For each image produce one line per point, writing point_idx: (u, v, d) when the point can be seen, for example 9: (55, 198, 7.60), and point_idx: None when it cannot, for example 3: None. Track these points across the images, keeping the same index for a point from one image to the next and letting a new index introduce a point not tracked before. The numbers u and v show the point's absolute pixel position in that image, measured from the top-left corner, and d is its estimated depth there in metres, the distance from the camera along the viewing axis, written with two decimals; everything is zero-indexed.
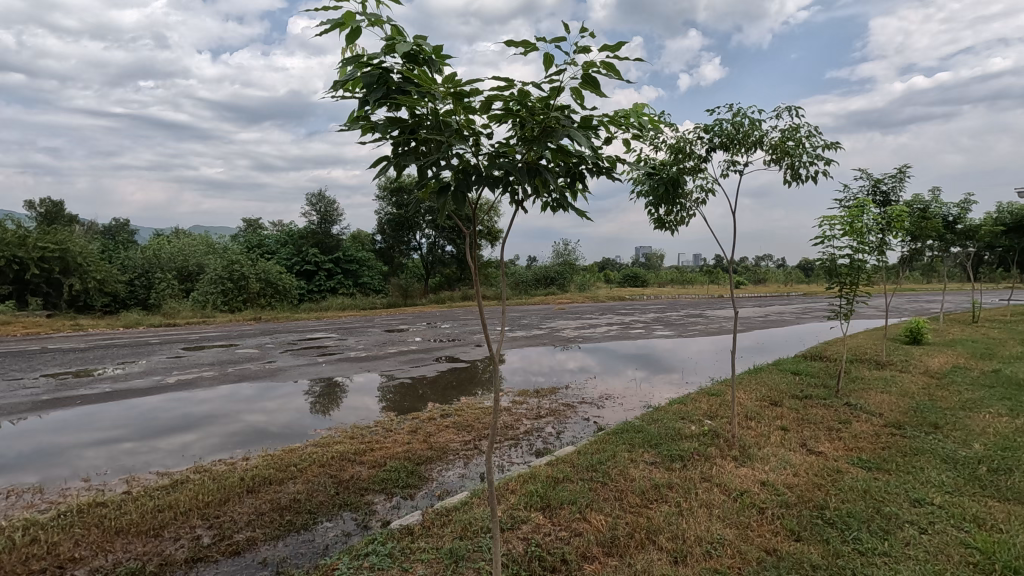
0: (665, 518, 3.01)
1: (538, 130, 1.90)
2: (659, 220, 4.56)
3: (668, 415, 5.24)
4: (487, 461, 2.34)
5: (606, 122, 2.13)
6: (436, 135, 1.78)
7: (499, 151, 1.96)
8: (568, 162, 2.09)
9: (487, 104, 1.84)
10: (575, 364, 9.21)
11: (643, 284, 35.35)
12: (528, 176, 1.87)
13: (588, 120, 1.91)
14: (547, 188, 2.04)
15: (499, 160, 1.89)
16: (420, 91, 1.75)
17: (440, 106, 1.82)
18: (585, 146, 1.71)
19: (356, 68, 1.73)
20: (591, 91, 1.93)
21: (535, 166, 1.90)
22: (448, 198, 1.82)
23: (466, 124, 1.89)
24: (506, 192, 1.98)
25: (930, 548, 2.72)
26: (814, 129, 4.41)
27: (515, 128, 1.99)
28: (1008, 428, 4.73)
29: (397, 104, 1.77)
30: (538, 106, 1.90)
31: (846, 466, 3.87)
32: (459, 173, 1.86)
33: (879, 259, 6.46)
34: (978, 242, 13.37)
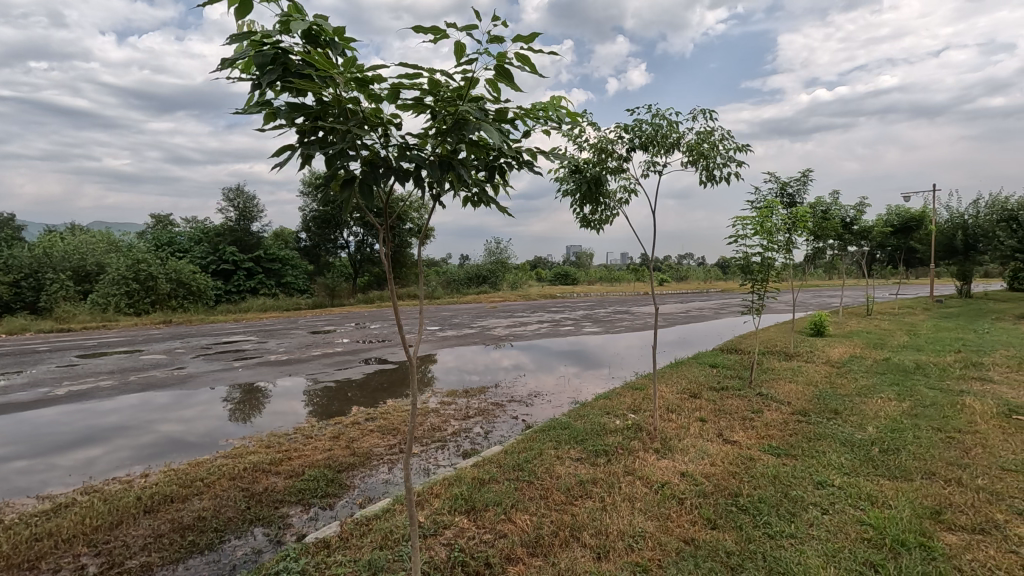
0: (589, 514, 3.05)
1: (451, 121, 1.83)
2: (584, 219, 4.62)
3: (594, 410, 5.35)
4: (406, 466, 2.25)
5: (522, 114, 2.09)
6: (340, 122, 1.67)
7: (411, 143, 1.88)
8: (485, 156, 2.03)
9: (396, 93, 1.76)
10: (508, 362, 9.21)
11: (574, 282, 36.13)
12: (442, 171, 1.80)
13: (503, 112, 1.86)
14: (463, 183, 1.97)
15: (410, 152, 1.81)
16: (320, 76, 1.65)
17: (342, 92, 1.71)
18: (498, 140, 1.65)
19: (248, 47, 1.58)
20: (506, 82, 1.87)
21: (447, 160, 1.83)
22: (354, 191, 1.71)
23: (375, 113, 1.80)
24: (419, 187, 1.90)
25: (830, 527, 2.91)
26: (726, 133, 4.63)
27: (428, 120, 1.91)
28: (897, 411, 5.20)
29: (297, 89, 1.65)
30: (451, 97, 1.83)
31: (757, 454, 4.10)
32: (367, 165, 1.75)
33: (786, 257, 6.92)
34: (870, 242, 14.72)
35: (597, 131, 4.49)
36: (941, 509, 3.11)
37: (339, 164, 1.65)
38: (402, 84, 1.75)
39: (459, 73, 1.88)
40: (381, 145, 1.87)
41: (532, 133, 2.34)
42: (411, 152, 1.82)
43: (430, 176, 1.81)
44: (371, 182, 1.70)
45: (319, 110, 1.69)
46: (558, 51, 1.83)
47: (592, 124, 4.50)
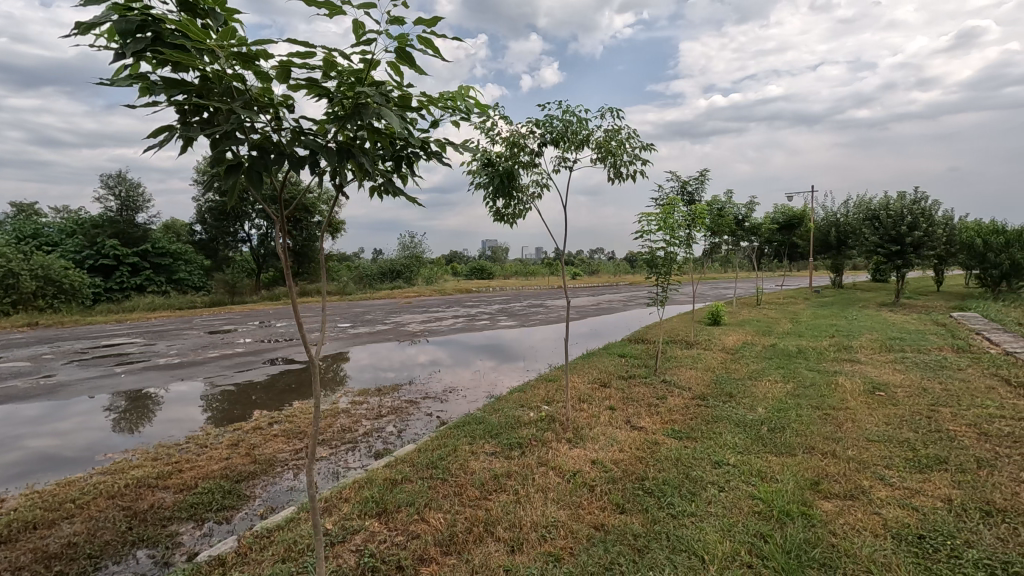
0: (503, 508, 3.07)
1: (351, 106, 1.73)
2: (498, 213, 4.63)
3: (509, 404, 5.40)
4: (309, 476, 2.15)
5: (427, 101, 2.02)
6: (223, 102, 1.53)
7: (308, 128, 1.76)
8: (390, 143, 1.95)
9: (288, 73, 1.64)
10: (424, 358, 9.06)
11: (490, 276, 36.29)
12: (341, 159, 1.71)
13: (407, 98, 1.79)
14: (367, 171, 1.88)
15: (307, 137, 1.70)
16: (198, 47, 1.49)
17: (225, 67, 1.56)
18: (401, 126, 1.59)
19: (111, 11, 1.41)
20: (410, 66, 1.80)
21: (347, 147, 1.74)
22: (241, 178, 1.58)
23: (265, 93, 1.67)
24: (317, 175, 1.79)
25: (726, 503, 3.13)
26: (632, 132, 4.81)
27: (326, 103, 1.80)
28: (782, 392, 5.72)
29: (172, 62, 1.49)
30: (350, 80, 1.74)
31: (662, 438, 4.33)
32: (257, 149, 1.62)
33: (687, 251, 7.35)
34: (759, 238, 16.01)
35: (509, 125, 4.49)
36: (819, 479, 3.44)
37: (224, 147, 1.51)
38: (294, 63, 1.63)
39: (358, 55, 1.79)
40: (275, 128, 1.75)
41: (440, 122, 2.29)
42: (307, 137, 1.71)
43: (327, 164, 1.71)
44: (261, 168, 1.57)
45: (199, 86, 1.55)
46: (462, 37, 1.78)
47: (504, 118, 4.51)
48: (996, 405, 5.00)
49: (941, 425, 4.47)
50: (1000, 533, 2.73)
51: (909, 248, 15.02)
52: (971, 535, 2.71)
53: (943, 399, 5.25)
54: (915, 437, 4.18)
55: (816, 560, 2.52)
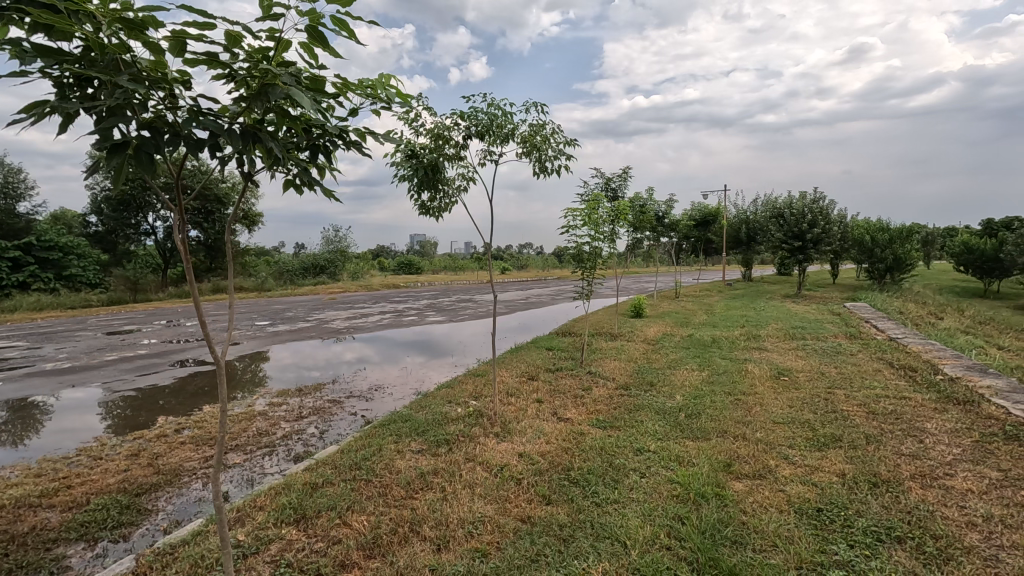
0: (429, 506, 3.03)
1: (258, 87, 1.62)
2: (423, 206, 4.54)
3: (436, 400, 5.34)
4: (215, 488, 2.07)
5: (342, 86, 1.93)
6: (106, 73, 1.38)
7: (208, 108, 1.63)
8: (302, 129, 1.84)
9: (184, 46, 1.51)
10: (350, 356, 8.78)
11: (418, 271, 35.77)
12: (246, 142, 1.59)
13: (319, 81, 1.70)
14: (277, 158, 1.77)
15: (207, 118, 1.57)
16: (73, 9, 1.34)
17: (110, 36, 1.42)
18: (310, 109, 1.49)
19: None
20: (323, 47, 1.70)
21: (253, 131, 1.62)
22: (130, 159, 1.43)
23: (159, 68, 1.53)
24: (219, 160, 1.66)
25: (647, 489, 3.26)
26: (557, 127, 4.87)
27: (231, 83, 1.68)
28: (698, 379, 6.05)
29: (43, 25, 1.33)
30: (257, 58, 1.63)
31: (587, 428, 4.44)
32: (149, 128, 1.48)
33: (610, 246, 7.57)
34: (677, 234, 16.78)
35: (433, 116, 4.41)
36: (731, 461, 3.66)
37: (107, 122, 1.36)
38: (189, 35, 1.50)
39: (266, 33, 1.68)
40: (169, 106, 1.60)
41: (359, 111, 2.19)
42: (207, 118, 1.58)
43: (231, 147, 1.58)
44: (151, 149, 1.43)
45: (79, 57, 1.39)
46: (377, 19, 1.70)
47: (428, 108, 4.42)
48: (881, 386, 5.55)
49: (835, 406, 4.90)
50: (885, 502, 3.02)
51: (809, 244, 16.27)
52: (861, 505, 2.98)
53: (837, 382, 5.76)
54: (815, 418, 4.55)
55: (728, 537, 2.68)
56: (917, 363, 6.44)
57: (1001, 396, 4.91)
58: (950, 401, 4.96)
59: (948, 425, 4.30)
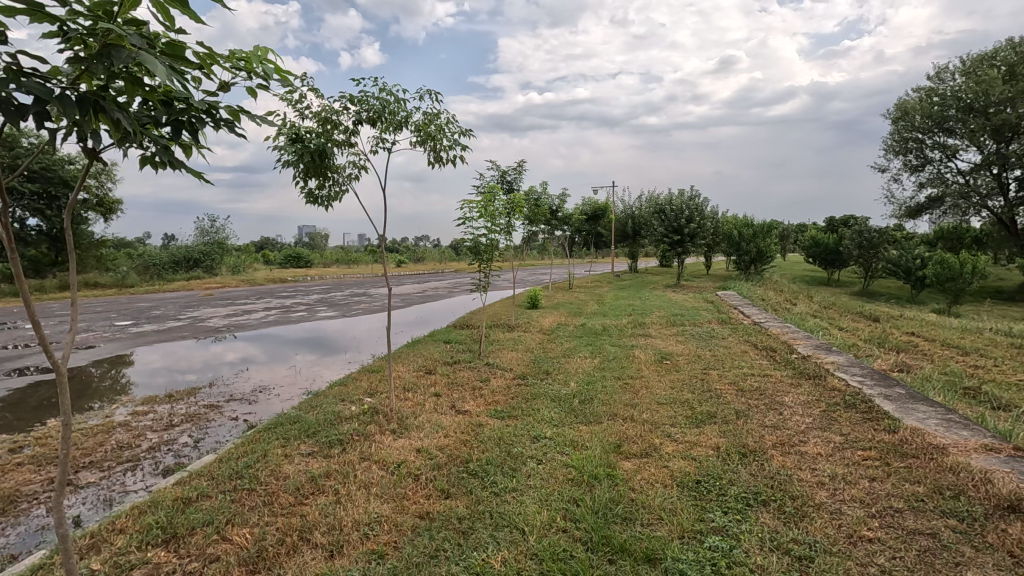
0: (321, 511, 2.88)
1: (99, 47, 1.42)
2: (310, 194, 4.27)
3: (328, 399, 5.09)
4: (56, 510, 1.81)
5: (208, 57, 1.74)
6: None
7: (34, 69, 1.40)
8: (159, 102, 1.64)
9: None
10: (231, 356, 8.10)
11: (308, 264, 33.89)
12: (82, 111, 1.38)
13: (177, 47, 1.52)
14: (127, 133, 1.56)
15: (32, 81, 1.35)
16: None
17: None
18: (164, 75, 1.32)
19: None
20: (181, 10, 1.52)
21: (93, 99, 1.42)
22: None
23: None
24: (49, 131, 1.43)
25: (543, 475, 3.35)
26: (452, 117, 4.82)
27: (65, 44, 1.46)
28: (590, 366, 6.34)
29: None
30: (96, 15, 1.42)
31: (485, 420, 4.47)
32: None
33: (506, 238, 7.68)
34: (570, 227, 17.41)
35: (320, 98, 4.17)
36: (621, 442, 3.87)
37: None
38: None
39: None
40: None
41: (231, 86, 2.00)
42: (31, 81, 1.36)
43: (62, 115, 1.37)
44: None
45: None
46: None
47: (313, 90, 4.17)
48: (748, 365, 6.19)
49: (710, 385, 5.37)
50: (752, 470, 3.35)
51: (687, 237, 17.61)
52: (732, 474, 3.29)
53: (711, 363, 6.32)
54: (693, 397, 4.96)
55: (619, 515, 2.82)
56: (776, 344, 7.26)
57: (841, 370, 5.68)
58: (802, 376, 5.65)
59: (801, 398, 4.90)
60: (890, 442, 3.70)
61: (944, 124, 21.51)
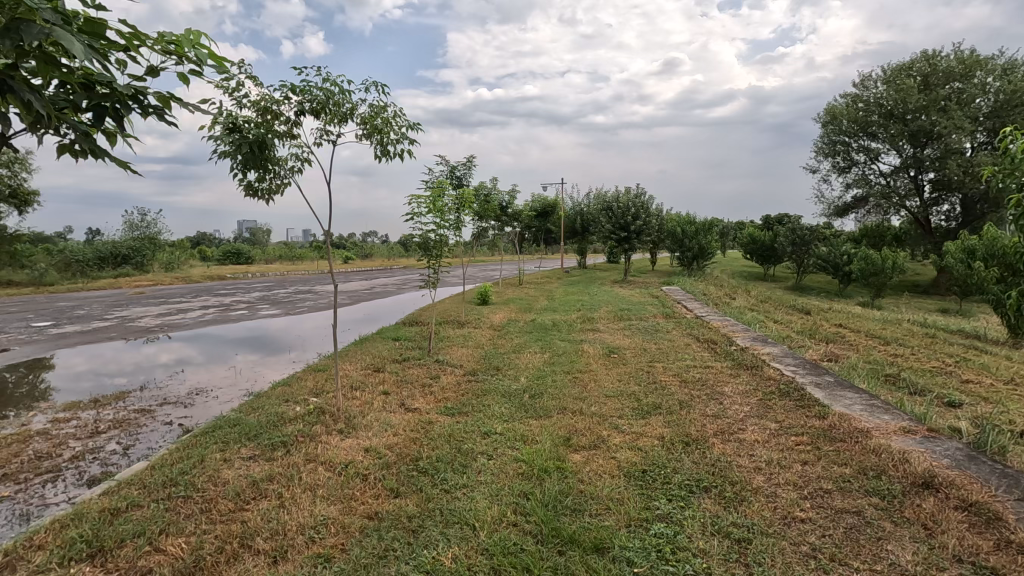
0: (263, 516, 2.78)
1: (7, 21, 1.30)
2: (249, 186, 4.09)
3: (271, 400, 4.91)
4: None
5: (132, 37, 1.63)
6: None
7: None
8: (76, 82, 1.52)
9: None
10: (165, 357, 7.67)
11: (250, 260, 32.55)
12: None
13: (96, 25, 1.42)
14: (38, 115, 1.44)
15: None
16: None
17: None
18: (80, 53, 1.23)
19: None
20: None
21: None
22: None
23: None
24: None
25: (494, 470, 3.36)
26: (399, 110, 4.73)
27: None
28: (540, 361, 6.40)
29: None
30: None
31: (435, 417, 4.43)
32: None
33: (456, 234, 7.63)
34: (520, 223, 17.49)
35: (259, 86, 3.99)
36: (571, 435, 3.93)
37: None
38: None
39: None
40: None
41: (159, 71, 1.88)
42: None
43: None
44: None
45: None
46: None
47: (252, 78, 3.99)
48: (690, 357, 6.43)
49: (655, 378, 5.53)
50: (695, 458, 3.48)
51: (633, 234, 18.07)
52: (676, 463, 3.41)
53: (656, 356, 6.52)
54: (639, 390, 5.10)
55: (568, 507, 2.87)
56: (717, 336, 7.57)
57: (776, 360, 5.99)
58: (741, 366, 5.91)
59: (740, 387, 5.12)
60: (820, 427, 3.93)
61: (868, 129, 23.00)
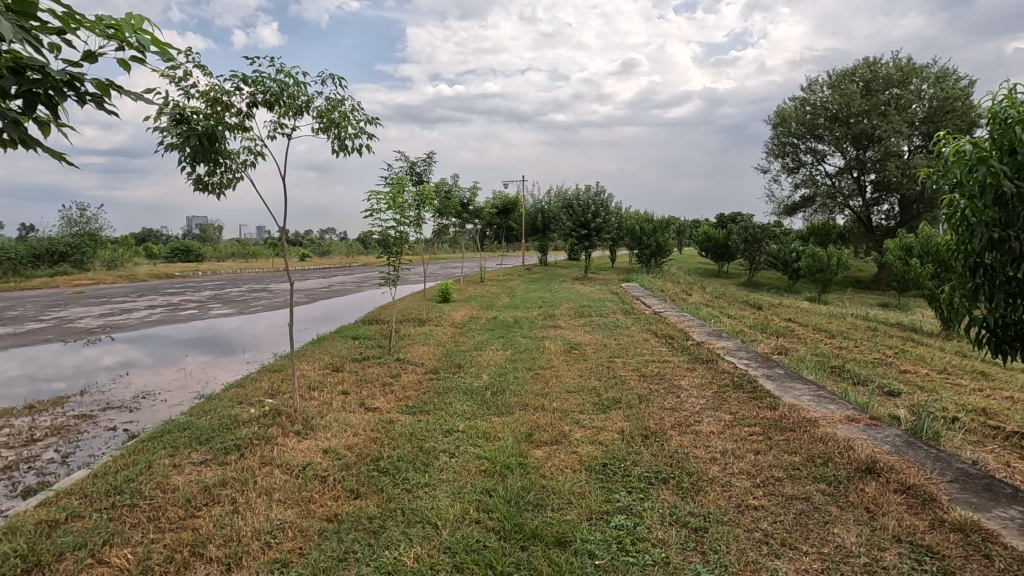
0: (216, 522, 2.68)
1: None
2: (198, 180, 3.93)
3: (224, 402, 4.74)
4: None
5: (69, 19, 1.54)
6: None
7: None
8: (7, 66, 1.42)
9: None
10: (108, 360, 7.29)
11: (200, 258, 31.26)
12: None
13: (28, 5, 1.33)
14: None
15: None
16: None
17: None
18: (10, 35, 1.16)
19: None
20: None
21: None
22: None
23: None
24: None
25: (456, 468, 3.34)
26: (357, 104, 4.64)
27: None
28: (502, 358, 6.41)
29: None
30: None
31: (396, 416, 4.38)
32: None
33: (416, 231, 7.54)
34: (481, 220, 17.45)
35: (208, 76, 3.83)
36: (532, 431, 3.95)
37: None
38: None
39: None
40: None
41: (98, 56, 1.78)
42: None
43: None
44: None
45: None
46: None
47: (201, 67, 3.83)
48: (648, 352, 6.57)
49: (615, 373, 5.62)
50: (653, 450, 3.56)
51: (593, 232, 18.28)
52: (636, 456, 3.48)
53: (616, 352, 6.63)
54: (599, 385, 5.18)
55: (530, 502, 2.88)
56: (674, 331, 7.75)
57: (730, 354, 6.18)
58: (697, 360, 6.07)
59: (696, 381, 5.27)
60: (772, 418, 4.08)
61: (815, 132, 23.99)
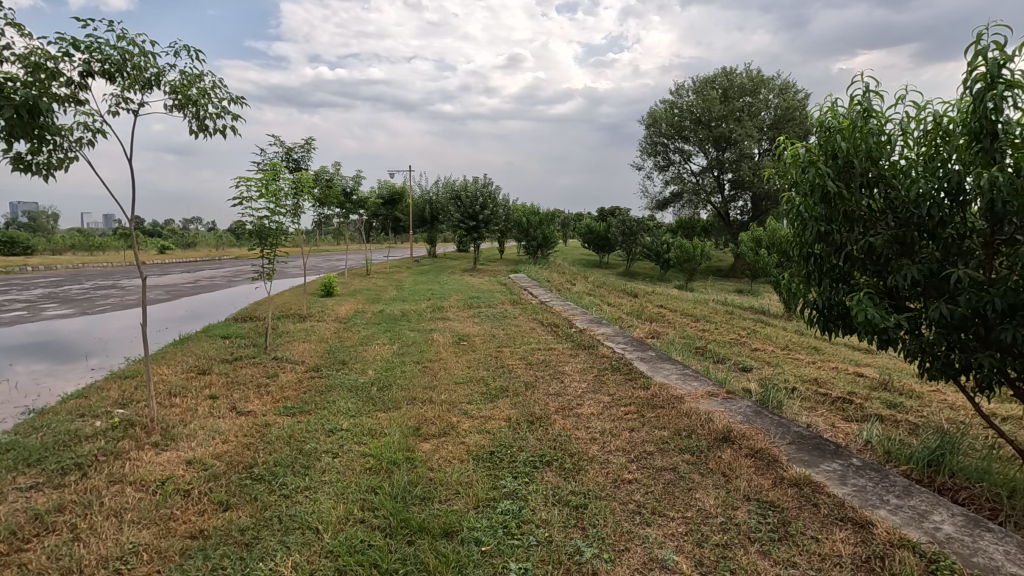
0: (51, 554, 2.34)
1: None
2: (18, 160, 3.36)
3: (61, 416, 4.13)
4: None
5: None
6: None
7: None
8: None
9: None
10: None
11: (29, 251, 26.80)
12: None
13: None
14: None
15: None
16: None
17: None
18: None
19: None
20: None
21: None
22: None
23: None
24: None
25: (340, 467, 3.21)
26: (218, 80, 4.23)
27: None
28: (389, 353, 6.25)
29: None
30: None
31: (272, 418, 4.10)
32: None
33: (294, 221, 7.09)
34: (366, 211, 16.82)
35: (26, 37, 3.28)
36: (419, 425, 3.90)
37: None
38: None
39: None
40: None
41: None
42: None
43: None
44: None
45: None
46: None
47: (17, 27, 3.27)
48: (534, 341, 6.77)
49: (502, 362, 5.73)
50: (538, 435, 3.69)
51: (481, 224, 18.40)
52: (521, 442, 3.57)
53: (503, 341, 6.76)
54: (487, 374, 5.25)
55: (417, 496, 2.86)
56: (558, 320, 8.08)
57: (609, 339, 6.58)
58: (579, 347, 6.38)
59: (578, 366, 5.54)
60: (644, 397, 4.40)
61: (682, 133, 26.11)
